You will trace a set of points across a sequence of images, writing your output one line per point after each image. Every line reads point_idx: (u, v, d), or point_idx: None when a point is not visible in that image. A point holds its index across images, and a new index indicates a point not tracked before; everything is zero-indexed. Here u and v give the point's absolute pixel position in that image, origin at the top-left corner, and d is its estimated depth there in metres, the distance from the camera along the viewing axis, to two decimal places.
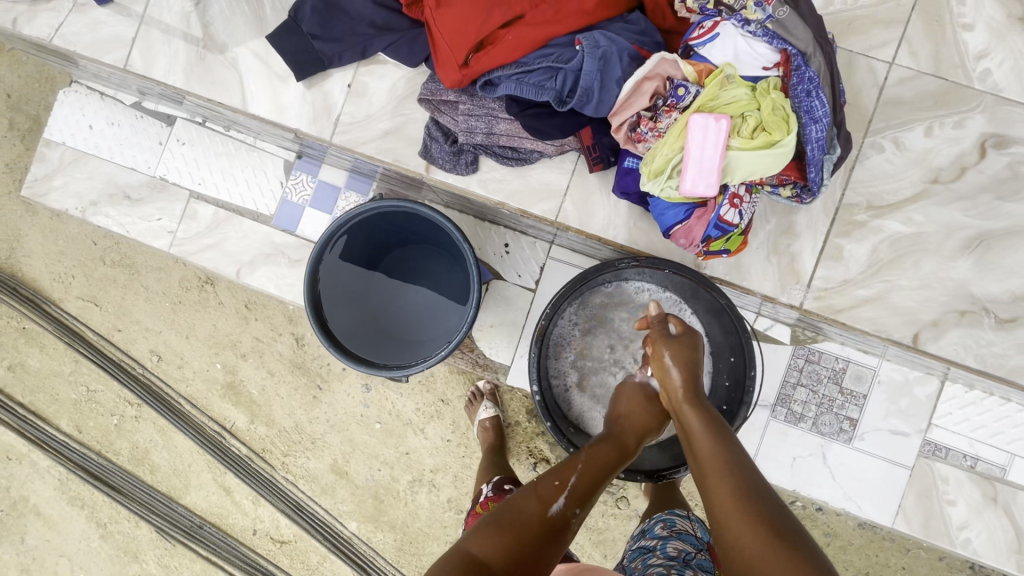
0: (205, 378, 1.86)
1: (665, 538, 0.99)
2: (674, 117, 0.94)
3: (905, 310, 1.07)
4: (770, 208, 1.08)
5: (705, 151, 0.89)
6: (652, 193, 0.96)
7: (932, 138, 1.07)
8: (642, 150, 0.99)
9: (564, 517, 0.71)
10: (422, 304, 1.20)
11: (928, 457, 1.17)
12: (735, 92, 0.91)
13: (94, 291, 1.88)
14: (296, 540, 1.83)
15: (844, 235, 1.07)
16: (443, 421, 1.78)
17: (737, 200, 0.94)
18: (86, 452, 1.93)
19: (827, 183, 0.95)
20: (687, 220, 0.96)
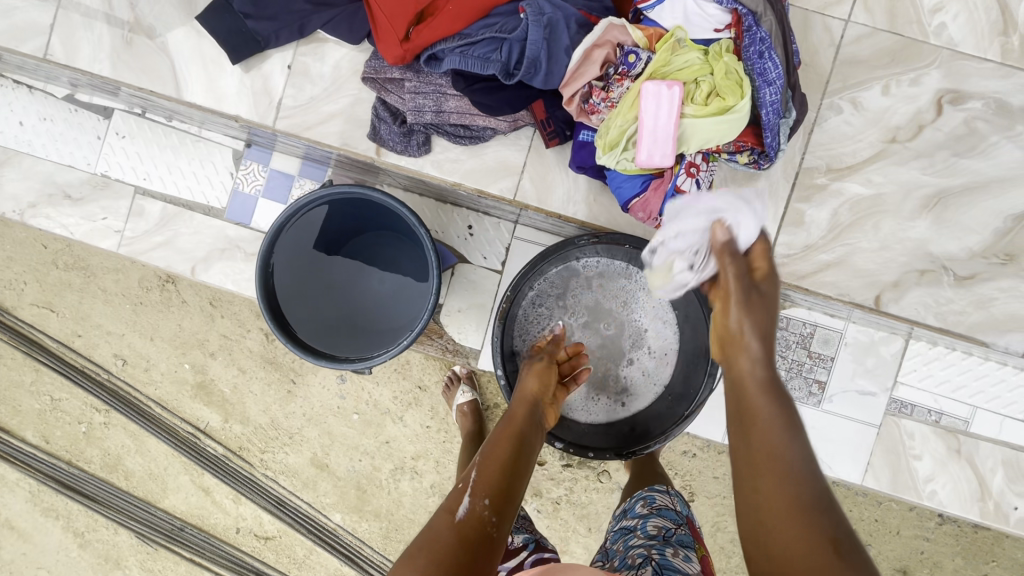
0: (174, 379, 1.82)
1: (645, 516, 1.00)
2: (626, 86, 0.92)
3: (866, 272, 1.08)
4: (730, 175, 1.06)
5: (659, 118, 0.87)
6: (608, 166, 0.93)
7: (890, 97, 1.05)
8: (596, 123, 0.96)
9: (475, 514, 0.70)
10: (389, 291, 1.14)
11: (894, 414, 1.19)
12: (687, 57, 0.88)
13: (49, 296, 1.81)
14: (280, 535, 1.82)
15: (805, 200, 1.06)
16: (421, 408, 1.76)
17: (694, 169, 0.92)
18: (56, 462, 1.88)
19: (783, 148, 0.94)
20: (644, 193, 0.94)
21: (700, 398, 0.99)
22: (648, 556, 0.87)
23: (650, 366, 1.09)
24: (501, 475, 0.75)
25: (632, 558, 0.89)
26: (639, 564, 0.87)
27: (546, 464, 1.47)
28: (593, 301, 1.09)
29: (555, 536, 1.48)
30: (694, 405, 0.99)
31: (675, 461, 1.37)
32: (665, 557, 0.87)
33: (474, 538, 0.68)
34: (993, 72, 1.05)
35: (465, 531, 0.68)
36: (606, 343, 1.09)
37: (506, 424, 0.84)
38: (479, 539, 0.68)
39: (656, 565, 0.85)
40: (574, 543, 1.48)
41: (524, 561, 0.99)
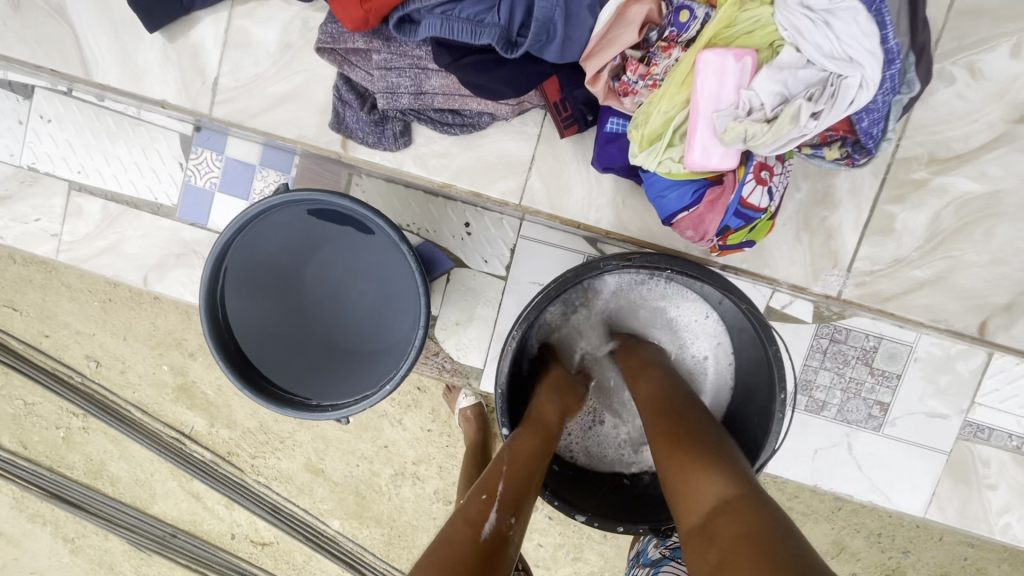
0: (153, 382, 1.67)
1: (657, 564, 0.85)
2: (674, 57, 0.70)
3: (970, 291, 0.95)
4: (804, 170, 0.91)
5: (716, 100, 0.65)
6: (645, 167, 0.72)
7: (1020, 60, 0.86)
8: (630, 107, 0.74)
9: (501, 531, 0.62)
10: (372, 309, 0.90)
11: (968, 439, 1.02)
12: (757, 13, 0.66)
13: (9, 294, 1.65)
14: (277, 541, 1.72)
15: (896, 201, 0.92)
16: (421, 410, 1.61)
17: (765, 173, 0.70)
18: (37, 468, 1.77)
19: (888, 136, 0.71)
20: (695, 205, 0.72)
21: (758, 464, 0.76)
22: None
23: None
24: (525, 489, 0.68)
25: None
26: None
27: None
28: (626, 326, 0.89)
29: (569, 547, 1.36)
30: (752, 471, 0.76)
31: None
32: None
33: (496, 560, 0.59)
34: None
35: (487, 550, 0.60)
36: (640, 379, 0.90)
37: (530, 430, 0.75)
38: (501, 558, 0.60)
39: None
40: (588, 550, 1.36)
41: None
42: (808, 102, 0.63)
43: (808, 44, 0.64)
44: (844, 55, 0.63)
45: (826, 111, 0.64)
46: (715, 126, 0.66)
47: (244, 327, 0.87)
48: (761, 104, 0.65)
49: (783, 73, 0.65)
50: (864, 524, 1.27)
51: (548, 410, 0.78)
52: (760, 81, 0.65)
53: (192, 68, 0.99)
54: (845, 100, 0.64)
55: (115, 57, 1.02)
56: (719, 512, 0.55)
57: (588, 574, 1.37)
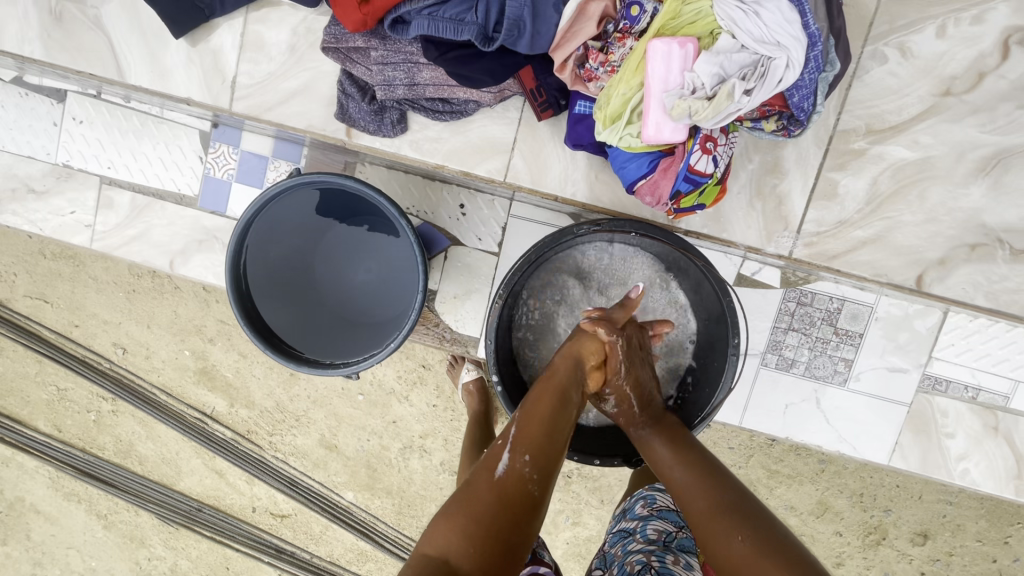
0: (176, 366, 1.79)
1: (645, 519, 0.89)
2: (628, 46, 0.80)
3: (908, 249, 1.03)
4: (753, 144, 1.00)
5: (661, 81, 0.74)
6: (609, 143, 0.81)
7: (945, 40, 0.95)
8: (594, 91, 0.84)
9: (514, 471, 0.68)
10: (376, 282, 1.01)
11: (927, 392, 1.10)
12: (699, 5, 0.75)
13: (41, 287, 1.78)
14: (295, 513, 1.84)
15: (839, 168, 1.00)
16: (426, 386, 1.72)
17: (710, 144, 0.79)
18: (71, 449, 1.90)
19: (818, 110, 0.80)
20: (651, 174, 0.81)
21: (716, 401, 0.87)
22: (648, 564, 0.78)
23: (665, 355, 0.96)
24: (544, 432, 0.72)
25: (630, 567, 0.80)
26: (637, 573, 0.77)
27: None
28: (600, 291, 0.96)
29: (566, 510, 1.46)
30: (710, 409, 0.87)
31: None
32: (665, 567, 0.78)
33: (512, 497, 0.66)
34: None
35: (501, 488, 0.66)
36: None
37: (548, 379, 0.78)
38: (517, 495, 0.66)
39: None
40: (586, 516, 1.46)
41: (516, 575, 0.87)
42: (740, 81, 0.73)
43: (741, 31, 0.73)
44: (772, 40, 0.73)
45: (757, 88, 0.73)
46: (666, 106, 0.75)
47: (264, 299, 0.97)
48: (707, 85, 0.74)
49: (722, 56, 0.74)
50: (841, 481, 1.36)
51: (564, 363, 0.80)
52: (701, 63, 0.74)
53: (205, 68, 1.10)
54: (773, 78, 0.73)
55: (139, 60, 1.13)
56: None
57: (587, 536, 1.47)
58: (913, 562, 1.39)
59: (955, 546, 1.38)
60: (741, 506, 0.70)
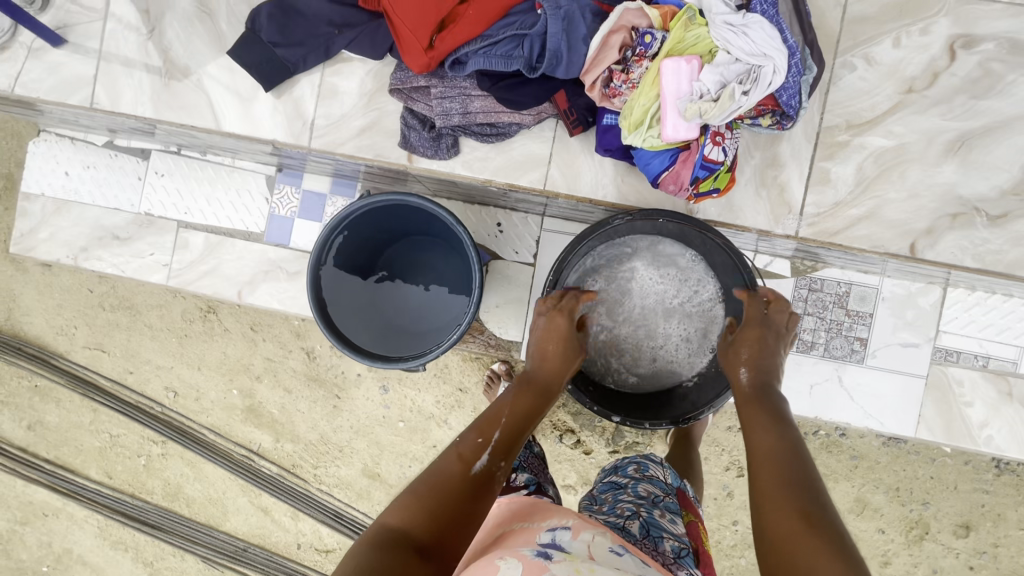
0: (224, 405, 1.88)
1: (636, 479, 1.00)
2: (645, 66, 0.96)
3: (898, 222, 1.12)
4: (753, 141, 1.12)
5: (673, 90, 0.93)
6: (635, 145, 0.98)
7: (901, 49, 1.10)
8: (619, 105, 1.00)
9: (487, 470, 0.79)
10: (429, 294, 1.23)
11: (941, 363, 1.19)
12: (699, 32, 0.94)
13: (99, 338, 1.89)
14: (340, 547, 1.87)
15: (828, 158, 1.12)
16: (464, 409, 1.80)
17: (719, 137, 0.96)
18: (120, 496, 1.95)
19: (804, 106, 0.98)
20: (673, 165, 0.98)
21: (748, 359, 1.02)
22: (637, 512, 0.90)
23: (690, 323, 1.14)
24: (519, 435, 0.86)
25: (620, 510, 0.91)
26: (628, 516, 0.89)
27: (593, 453, 1.48)
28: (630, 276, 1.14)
29: None
30: None
31: (721, 437, 1.41)
32: (652, 517, 0.90)
33: (480, 493, 0.77)
34: (1002, 13, 1.08)
35: (473, 481, 0.77)
36: (655, 321, 1.15)
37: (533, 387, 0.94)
38: (483, 487, 0.77)
39: (644, 522, 0.88)
40: None
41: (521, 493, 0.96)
42: (739, 85, 0.91)
43: (735, 47, 0.91)
44: (760, 52, 0.90)
45: (753, 90, 0.91)
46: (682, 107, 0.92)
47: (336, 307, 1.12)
48: (713, 89, 0.92)
49: (722, 66, 0.92)
50: (879, 477, 1.39)
51: (552, 374, 0.97)
52: (705, 73, 0.92)
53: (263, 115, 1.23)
54: (765, 82, 0.91)
55: (203, 115, 1.25)
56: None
57: None
58: (960, 555, 1.40)
59: (999, 536, 1.39)
60: (813, 496, 0.67)
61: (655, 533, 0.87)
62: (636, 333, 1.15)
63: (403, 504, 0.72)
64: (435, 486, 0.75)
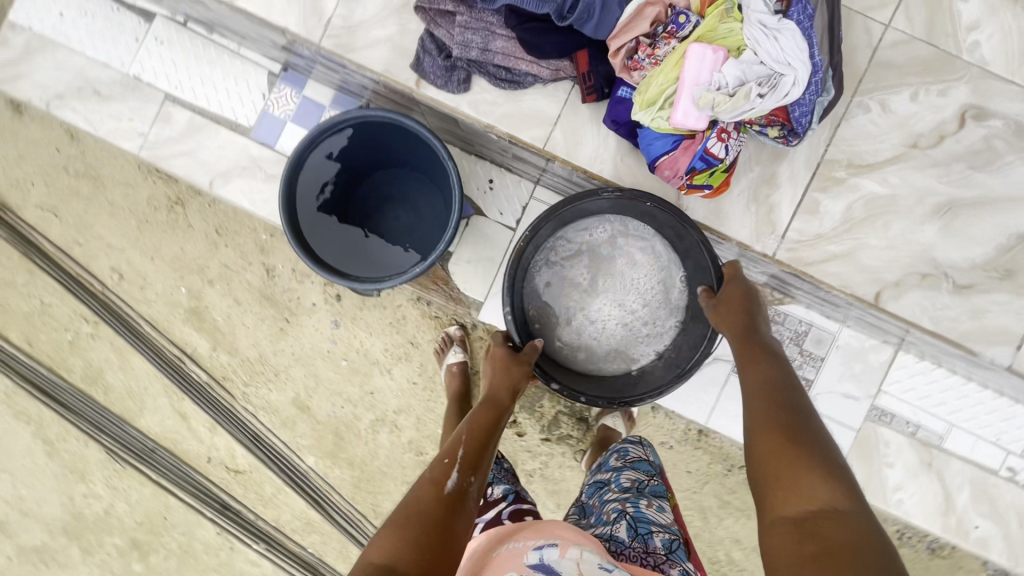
0: (168, 302, 1.79)
1: (619, 470, 1.04)
2: (672, 46, 0.99)
3: (871, 269, 1.14)
4: (756, 155, 1.13)
5: (692, 75, 0.94)
6: (643, 123, 0.99)
7: (917, 103, 1.12)
8: (637, 79, 1.01)
9: (461, 485, 0.85)
10: (403, 227, 1.23)
11: (873, 421, 1.23)
12: (734, 24, 0.95)
13: (55, 202, 1.75)
14: (251, 470, 1.82)
15: (822, 190, 1.13)
16: (410, 363, 1.77)
17: (725, 135, 0.98)
18: (36, 367, 1.85)
19: (813, 127, 0.99)
20: (673, 151, 1.01)
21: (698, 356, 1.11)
22: (623, 511, 0.92)
23: (649, 315, 1.20)
24: (481, 451, 0.93)
25: (607, 513, 0.94)
26: (614, 519, 0.91)
27: (524, 436, 1.48)
28: (603, 258, 1.21)
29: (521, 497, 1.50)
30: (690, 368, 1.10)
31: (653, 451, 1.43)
32: (638, 510, 0.92)
33: (457, 508, 0.82)
34: (1017, 95, 1.12)
35: (448, 498, 0.83)
36: (601, 307, 1.21)
37: (488, 408, 1.03)
38: (458, 503, 0.83)
39: (631, 522, 0.88)
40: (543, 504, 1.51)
41: (501, 511, 1.05)
42: (756, 86, 0.93)
43: (763, 48, 0.93)
44: (786, 60, 0.92)
45: (769, 94, 0.93)
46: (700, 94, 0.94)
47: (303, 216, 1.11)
48: (733, 84, 0.94)
49: (746, 64, 0.94)
50: None
51: (505, 394, 1.06)
52: (727, 66, 0.94)
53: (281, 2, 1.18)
54: (782, 90, 0.93)
55: None
56: (821, 517, 0.67)
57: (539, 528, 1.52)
58: None
59: None
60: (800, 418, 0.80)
61: (643, 531, 0.88)
62: (596, 313, 1.21)
63: (389, 539, 0.74)
64: (416, 512, 0.80)
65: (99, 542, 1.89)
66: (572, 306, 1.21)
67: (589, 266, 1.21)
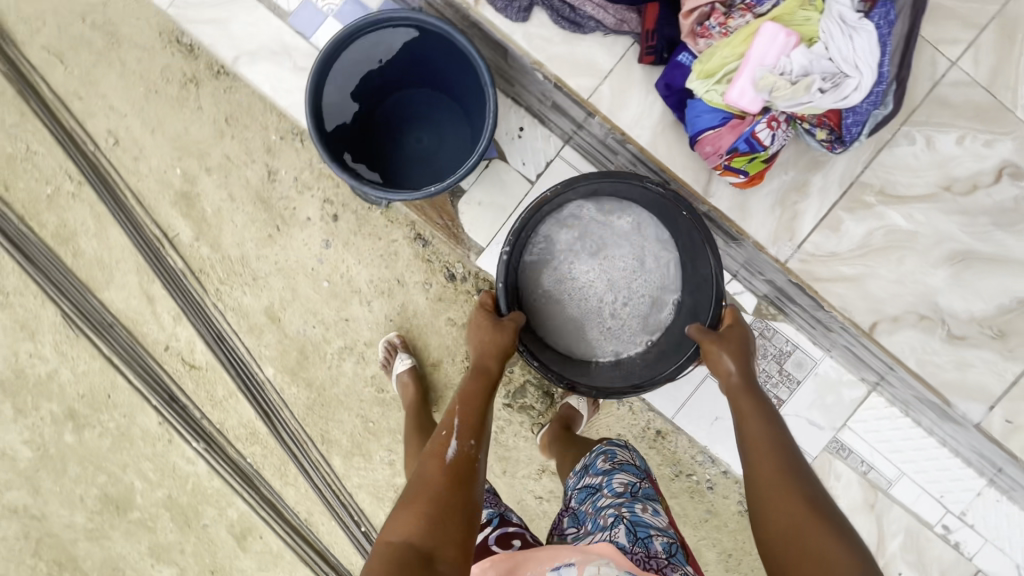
0: (161, 180, 1.73)
1: (610, 473, 1.16)
2: (745, 18, 1.21)
3: (875, 298, 1.27)
4: (793, 160, 1.28)
5: (765, 58, 1.17)
6: (700, 91, 1.21)
7: (960, 147, 1.26)
8: (702, 46, 1.23)
9: (463, 453, 0.89)
10: (423, 148, 1.35)
11: (831, 453, 1.27)
12: (807, 19, 1.19)
13: (63, 46, 1.69)
14: (207, 369, 1.78)
15: (848, 210, 1.27)
16: (392, 300, 1.75)
17: (773, 124, 1.19)
18: (7, 212, 1.76)
19: (859, 138, 1.20)
20: (721, 127, 1.21)
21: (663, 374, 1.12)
22: (619, 515, 1.03)
23: (635, 314, 1.21)
24: (479, 418, 0.95)
25: (604, 518, 1.05)
26: (611, 524, 1.02)
27: None
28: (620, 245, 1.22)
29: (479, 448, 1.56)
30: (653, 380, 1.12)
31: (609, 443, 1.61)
32: (635, 514, 1.03)
33: (462, 474, 0.87)
34: None
35: (451, 468, 0.87)
36: (595, 288, 1.23)
37: (474, 376, 1.03)
38: (464, 469, 0.87)
39: (630, 525, 0.99)
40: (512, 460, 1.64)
41: (488, 536, 1.12)
42: (818, 82, 1.15)
43: (832, 48, 1.15)
44: (852, 64, 1.15)
45: (828, 92, 1.15)
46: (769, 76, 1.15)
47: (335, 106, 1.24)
48: (797, 75, 1.16)
49: (812, 58, 1.16)
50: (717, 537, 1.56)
51: (492, 360, 1.06)
52: (796, 54, 1.16)
53: None
54: (841, 91, 1.15)
55: None
56: None
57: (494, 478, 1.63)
58: None
59: None
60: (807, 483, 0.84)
61: (643, 534, 0.99)
62: (585, 290, 1.23)
63: (405, 521, 0.80)
64: (423, 490, 0.84)
65: (33, 405, 1.82)
66: (570, 274, 1.23)
67: (604, 247, 1.23)
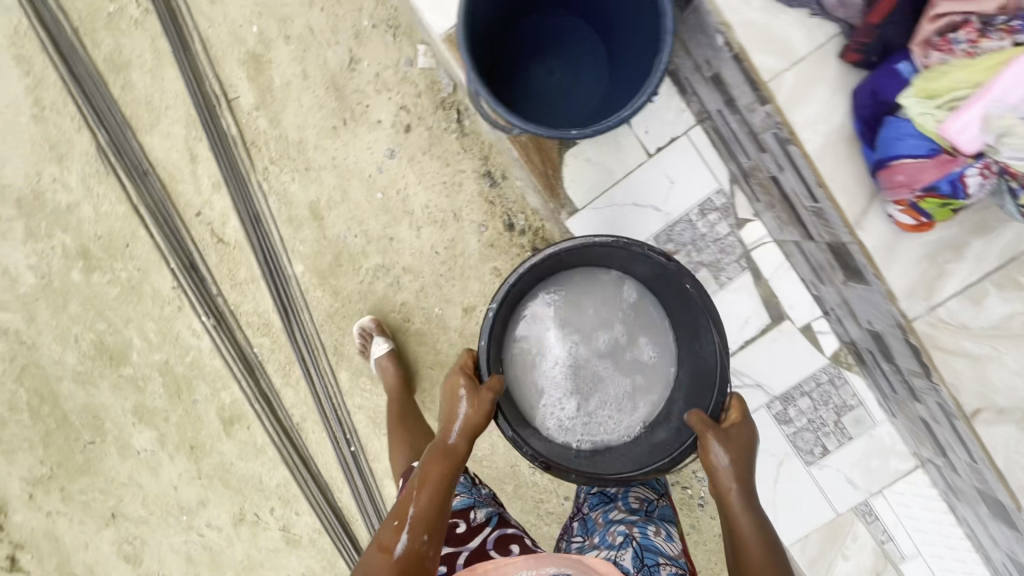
0: (234, 34, 1.63)
1: (626, 489, 1.26)
2: (997, 42, 1.10)
3: (988, 384, 1.25)
4: (970, 217, 1.24)
5: (1009, 96, 1.05)
6: (913, 111, 1.15)
7: None
8: (929, 60, 1.15)
9: (411, 549, 1.00)
10: (553, 81, 1.36)
11: (857, 513, 1.43)
12: None
13: None
14: (235, 247, 1.69)
15: (996, 285, 1.24)
16: (444, 233, 1.66)
17: (981, 172, 1.13)
18: (64, 21, 1.63)
19: None
20: (923, 159, 1.16)
21: (658, 464, 1.11)
22: (630, 536, 1.12)
23: (603, 419, 1.30)
24: (434, 513, 1.04)
25: (614, 536, 1.14)
26: (621, 545, 1.11)
27: None
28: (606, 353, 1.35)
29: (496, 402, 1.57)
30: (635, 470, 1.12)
31: None
32: (645, 538, 1.13)
33: (410, 567, 1.00)
34: None
35: (399, 561, 1.00)
36: (573, 383, 1.33)
37: (442, 455, 1.08)
38: (413, 564, 1.00)
39: (637, 550, 1.09)
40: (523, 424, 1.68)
41: (486, 539, 1.19)
42: None
43: None
44: None
45: None
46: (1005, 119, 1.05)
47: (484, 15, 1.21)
48: None
49: None
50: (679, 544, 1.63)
51: (461, 439, 1.09)
52: None
53: None
54: None
55: None
56: None
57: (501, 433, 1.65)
58: None
59: None
60: None
61: (651, 561, 1.07)
62: (563, 386, 1.32)
63: None
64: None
65: (46, 231, 1.72)
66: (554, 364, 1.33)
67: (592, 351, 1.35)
